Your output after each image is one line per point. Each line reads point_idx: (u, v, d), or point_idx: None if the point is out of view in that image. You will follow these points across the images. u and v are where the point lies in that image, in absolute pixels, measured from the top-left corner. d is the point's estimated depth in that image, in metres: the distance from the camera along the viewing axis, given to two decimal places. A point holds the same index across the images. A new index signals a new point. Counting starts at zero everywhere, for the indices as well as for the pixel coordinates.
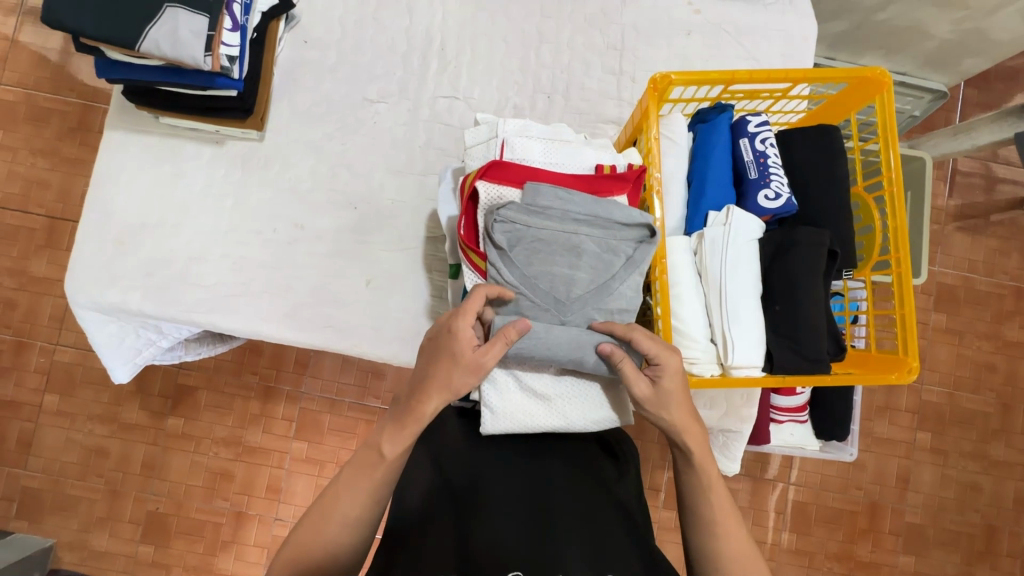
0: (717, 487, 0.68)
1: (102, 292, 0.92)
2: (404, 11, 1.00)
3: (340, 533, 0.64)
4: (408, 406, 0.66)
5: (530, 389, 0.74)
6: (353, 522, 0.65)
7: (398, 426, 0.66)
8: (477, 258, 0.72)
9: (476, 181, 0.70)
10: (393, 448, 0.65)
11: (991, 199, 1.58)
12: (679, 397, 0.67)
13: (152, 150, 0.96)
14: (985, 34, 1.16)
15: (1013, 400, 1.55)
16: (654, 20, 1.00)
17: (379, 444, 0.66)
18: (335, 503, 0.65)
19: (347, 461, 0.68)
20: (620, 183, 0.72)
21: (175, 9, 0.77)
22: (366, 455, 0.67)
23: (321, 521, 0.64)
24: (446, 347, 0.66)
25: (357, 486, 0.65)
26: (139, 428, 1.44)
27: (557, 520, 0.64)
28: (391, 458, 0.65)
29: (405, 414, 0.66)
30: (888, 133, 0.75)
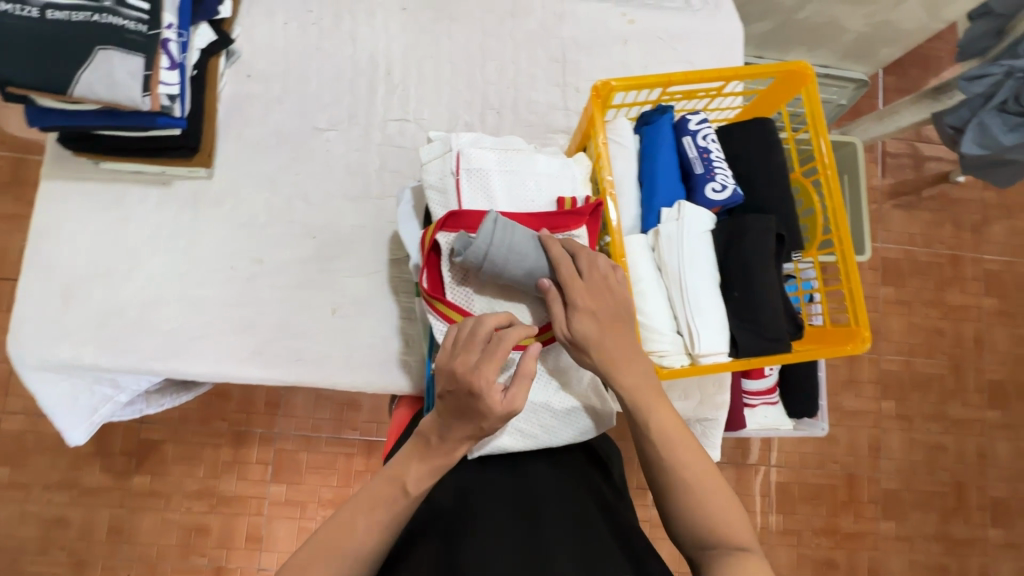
0: (677, 439, 0.68)
1: (51, 349, 0.87)
2: (347, 38, 1.00)
3: (350, 561, 0.62)
4: (437, 447, 0.65)
5: (512, 426, 0.72)
6: (362, 556, 0.62)
7: (425, 461, 0.65)
8: (445, 306, 0.71)
9: (435, 233, 0.70)
10: (419, 487, 0.64)
11: (920, 175, 1.69)
12: (602, 326, 0.68)
13: (94, 197, 0.92)
14: (896, 24, 1.26)
15: (963, 360, 1.64)
16: (591, 32, 1.04)
17: (405, 483, 0.64)
18: (348, 532, 0.62)
19: (365, 487, 0.65)
20: (575, 217, 0.73)
21: (108, 50, 0.74)
22: (387, 486, 0.65)
23: (327, 548, 0.62)
24: (471, 403, 0.62)
25: (373, 520, 0.63)
26: (102, 492, 1.36)
27: (546, 522, 0.65)
28: (414, 495, 0.64)
29: (430, 453, 0.65)
30: (817, 122, 0.80)
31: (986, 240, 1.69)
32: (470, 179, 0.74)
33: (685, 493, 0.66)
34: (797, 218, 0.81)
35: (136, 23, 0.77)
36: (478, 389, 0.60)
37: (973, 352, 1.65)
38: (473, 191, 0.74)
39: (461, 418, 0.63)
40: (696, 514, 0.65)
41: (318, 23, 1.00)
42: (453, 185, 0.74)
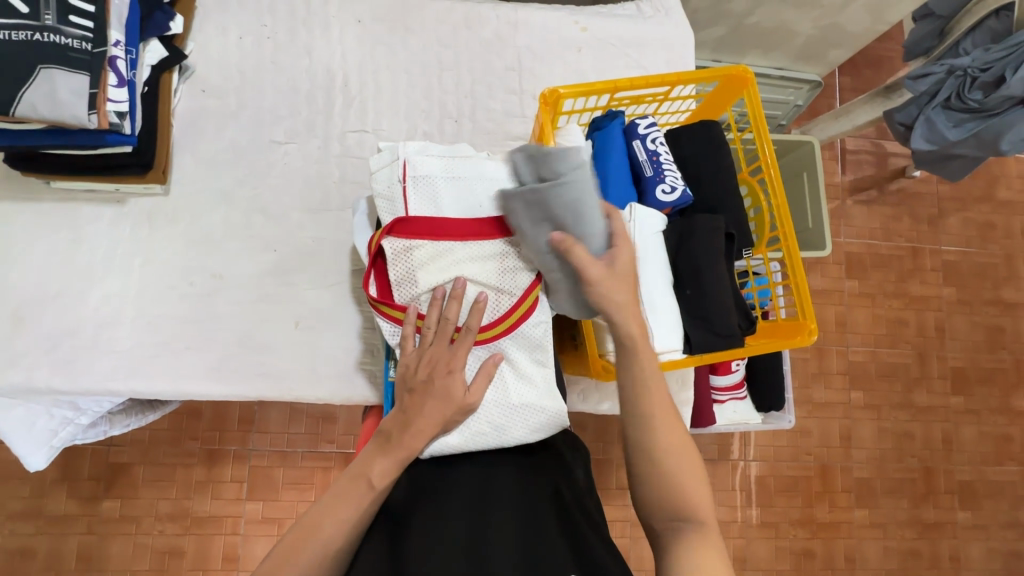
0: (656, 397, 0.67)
1: (3, 374, 0.85)
2: (303, 51, 1.01)
3: (321, 559, 0.63)
4: (397, 441, 0.68)
5: (464, 426, 0.73)
6: (333, 554, 0.64)
7: (388, 454, 0.68)
8: (390, 310, 0.73)
9: (380, 239, 0.72)
10: (384, 479, 0.67)
11: (877, 172, 1.75)
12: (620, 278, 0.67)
13: (46, 217, 0.91)
14: (841, 27, 1.30)
15: (925, 349, 1.69)
16: (546, 40, 1.06)
17: (370, 479, 0.66)
18: (317, 532, 0.64)
19: (331, 488, 0.67)
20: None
21: (51, 69, 0.74)
22: (352, 484, 0.66)
23: (298, 549, 0.63)
24: (437, 389, 0.70)
25: (340, 518, 0.64)
26: (70, 518, 1.33)
27: (493, 531, 0.66)
28: (379, 487, 0.66)
29: (393, 445, 0.68)
30: (760, 125, 0.82)
31: (942, 232, 1.75)
32: (417, 187, 0.75)
33: (649, 453, 0.66)
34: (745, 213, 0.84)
35: (80, 41, 0.76)
36: (449, 378, 0.70)
37: (935, 341, 1.70)
38: (420, 199, 0.74)
39: (429, 407, 0.69)
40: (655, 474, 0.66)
41: (273, 36, 1.00)
42: (399, 193, 0.75)
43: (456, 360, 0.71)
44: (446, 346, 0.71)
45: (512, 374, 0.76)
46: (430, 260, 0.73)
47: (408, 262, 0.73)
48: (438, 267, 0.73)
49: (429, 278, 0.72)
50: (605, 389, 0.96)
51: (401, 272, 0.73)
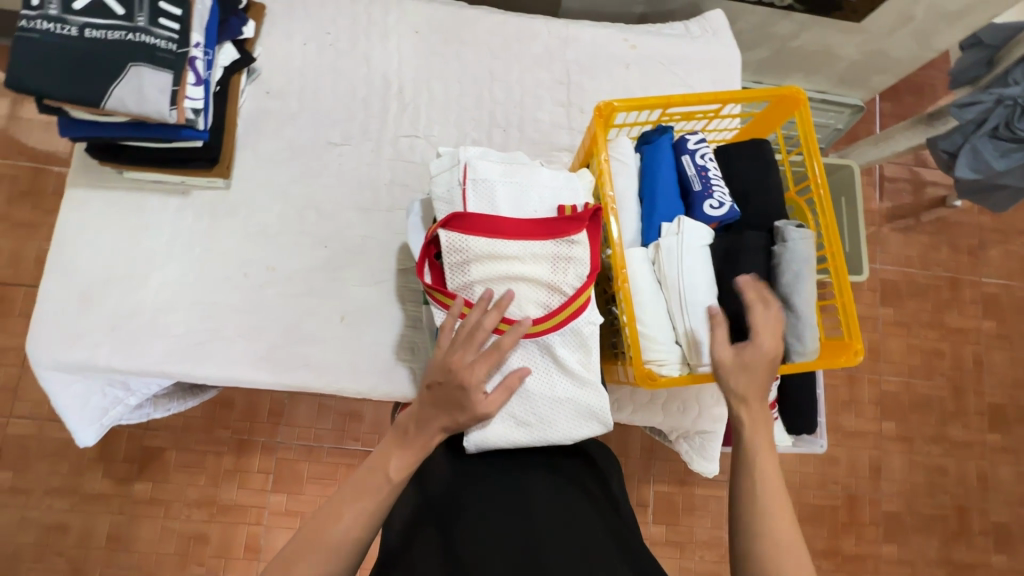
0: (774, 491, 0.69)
1: (66, 351, 0.90)
2: (362, 59, 1.05)
3: (340, 547, 0.64)
4: (411, 433, 0.71)
5: (510, 415, 0.74)
6: (354, 541, 0.65)
7: (405, 449, 0.70)
8: (442, 295, 0.75)
9: (436, 230, 0.74)
10: (400, 470, 0.69)
11: (916, 199, 1.73)
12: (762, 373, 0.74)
13: (115, 205, 0.96)
14: (887, 53, 1.31)
15: (962, 382, 1.65)
16: (595, 56, 1.09)
17: (387, 468, 0.69)
18: (336, 520, 0.65)
19: (349, 481, 0.69)
20: (576, 223, 0.75)
21: (140, 67, 0.79)
22: (369, 476, 0.68)
23: (320, 533, 0.64)
24: (454, 392, 0.70)
25: (360, 505, 0.66)
26: (103, 498, 1.37)
27: (539, 525, 0.67)
28: (396, 478, 0.68)
29: (412, 439, 0.70)
30: (810, 145, 0.83)
31: (983, 263, 1.71)
32: (476, 189, 0.77)
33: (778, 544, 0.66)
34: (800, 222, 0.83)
35: (167, 41, 0.82)
36: (467, 383, 0.69)
37: (972, 374, 1.66)
38: (478, 200, 0.76)
39: (444, 410, 0.71)
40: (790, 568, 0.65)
41: (335, 44, 1.05)
42: (459, 195, 0.77)
43: (478, 370, 0.70)
44: (473, 353, 0.71)
45: (557, 370, 0.76)
46: (483, 252, 0.74)
47: (461, 254, 0.74)
48: (490, 260, 0.75)
49: (481, 270, 0.75)
50: (639, 400, 0.97)
51: (454, 263, 0.75)
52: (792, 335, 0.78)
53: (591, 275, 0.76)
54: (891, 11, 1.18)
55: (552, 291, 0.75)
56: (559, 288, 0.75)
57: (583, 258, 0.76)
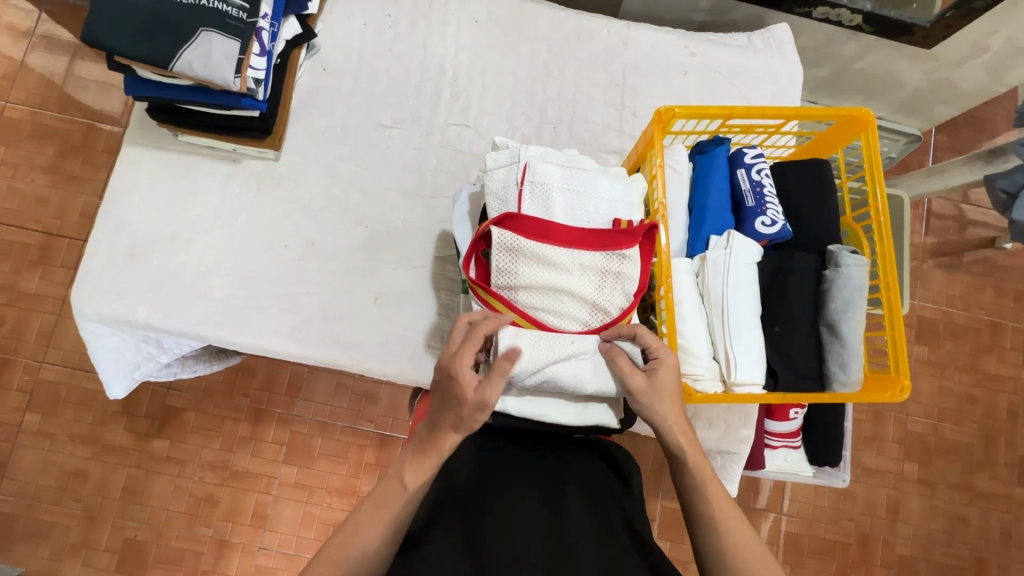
0: (732, 521, 0.68)
1: (109, 304, 0.92)
2: (419, 44, 1.06)
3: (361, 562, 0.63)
4: (427, 439, 0.67)
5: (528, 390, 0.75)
6: (374, 556, 0.64)
7: (419, 457, 0.66)
8: (486, 294, 0.74)
9: (490, 226, 0.72)
10: (415, 481, 0.65)
11: (964, 238, 1.66)
12: (672, 395, 0.69)
13: (168, 166, 0.98)
14: (954, 84, 1.26)
15: (994, 431, 1.59)
16: (653, 60, 1.08)
17: (401, 476, 0.66)
18: (354, 536, 0.63)
19: (368, 494, 0.67)
20: (629, 238, 0.74)
21: (210, 33, 0.81)
22: (387, 488, 0.66)
23: (343, 545, 0.63)
24: (449, 390, 0.65)
25: (378, 517, 0.64)
26: (122, 450, 1.40)
27: (574, 538, 0.66)
28: (411, 488, 0.65)
29: (425, 446, 0.67)
30: (874, 169, 0.80)
31: None
32: (533, 191, 0.76)
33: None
34: (854, 248, 0.81)
35: (237, 10, 0.83)
36: (455, 371, 0.65)
37: (1005, 424, 1.59)
38: (534, 203, 0.76)
39: (444, 411, 0.66)
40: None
41: (394, 27, 1.06)
42: (514, 196, 0.76)
43: (465, 358, 0.65)
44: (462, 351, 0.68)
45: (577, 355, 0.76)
46: (533, 255, 0.73)
47: (510, 254, 0.73)
48: (539, 265, 0.73)
49: (529, 274, 0.73)
50: None
51: (502, 262, 0.73)
52: (835, 364, 0.77)
53: (638, 293, 0.75)
54: (966, 40, 1.13)
55: (596, 308, 0.74)
56: (603, 306, 0.74)
57: (631, 275, 0.75)
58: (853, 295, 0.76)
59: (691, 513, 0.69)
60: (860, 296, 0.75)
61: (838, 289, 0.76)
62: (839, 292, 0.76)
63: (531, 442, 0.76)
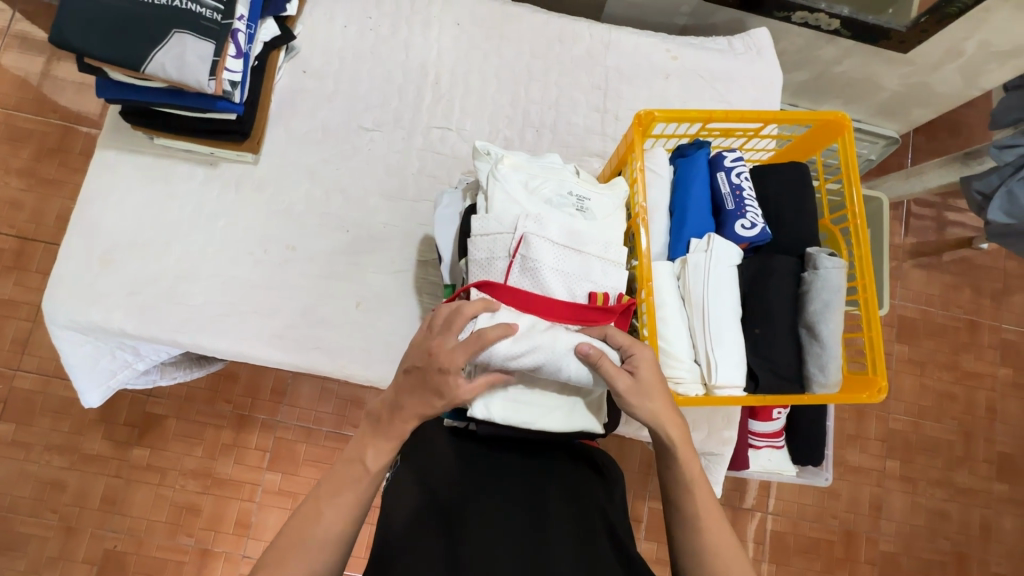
0: (714, 524, 0.68)
1: (83, 311, 0.90)
2: (401, 46, 1.05)
3: (324, 545, 0.62)
4: (388, 420, 0.67)
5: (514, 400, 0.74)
6: (336, 539, 0.63)
7: (380, 439, 0.66)
8: None
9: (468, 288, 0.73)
10: (376, 463, 0.66)
11: (943, 238, 1.69)
12: (657, 390, 0.69)
13: (144, 169, 0.96)
14: (931, 88, 1.28)
15: (973, 428, 1.62)
16: (636, 63, 1.08)
17: (363, 458, 0.66)
18: (317, 517, 0.63)
19: (324, 478, 0.66)
20: (607, 314, 0.73)
21: (184, 34, 0.79)
22: (348, 470, 0.66)
23: (304, 531, 0.62)
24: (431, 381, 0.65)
25: (341, 499, 0.64)
26: (101, 460, 1.37)
27: (554, 545, 0.67)
28: (373, 470, 0.65)
29: (386, 428, 0.66)
30: (851, 172, 0.81)
31: (1005, 309, 1.68)
32: (522, 266, 0.73)
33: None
34: (832, 250, 0.82)
35: (212, 12, 0.82)
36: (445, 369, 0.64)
37: (984, 421, 1.62)
38: (521, 277, 0.73)
39: (421, 393, 0.65)
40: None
41: (376, 28, 1.05)
42: (502, 266, 0.73)
43: (455, 355, 0.64)
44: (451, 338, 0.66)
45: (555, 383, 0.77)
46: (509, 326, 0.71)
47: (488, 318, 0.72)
48: None
49: None
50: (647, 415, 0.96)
51: None
52: (814, 365, 0.77)
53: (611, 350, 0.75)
54: (940, 45, 1.15)
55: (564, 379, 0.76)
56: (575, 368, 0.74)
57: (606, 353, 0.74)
58: (832, 293, 0.76)
59: (676, 515, 0.69)
60: (840, 294, 0.76)
61: (816, 287, 0.77)
62: (817, 290, 0.77)
63: (515, 448, 0.76)
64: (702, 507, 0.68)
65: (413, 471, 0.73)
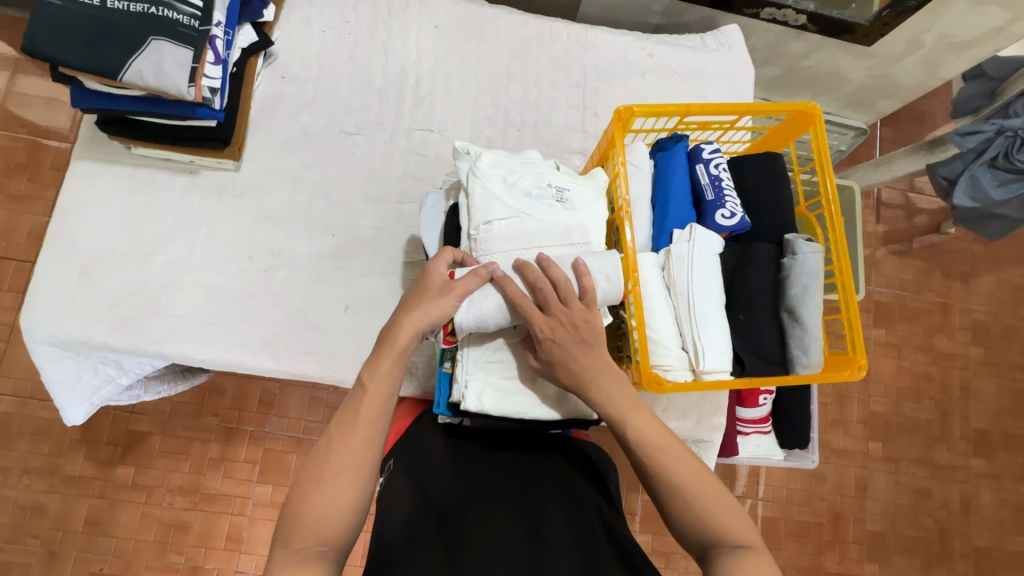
0: (704, 493, 0.65)
1: (63, 326, 0.88)
2: (380, 50, 1.05)
3: (344, 473, 0.62)
4: (384, 336, 0.68)
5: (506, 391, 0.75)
6: (357, 462, 0.62)
7: (378, 359, 0.67)
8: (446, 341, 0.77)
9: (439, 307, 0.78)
10: (378, 378, 0.66)
11: (913, 225, 1.75)
12: (570, 356, 0.69)
13: (122, 180, 0.95)
14: (895, 79, 1.33)
15: (949, 407, 1.67)
16: (612, 62, 1.10)
17: (363, 377, 0.66)
18: (332, 446, 0.63)
19: (338, 413, 0.66)
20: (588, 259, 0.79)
21: (160, 41, 0.78)
22: (354, 396, 0.66)
23: (321, 468, 0.62)
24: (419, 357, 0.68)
25: (353, 421, 0.64)
26: (84, 481, 1.34)
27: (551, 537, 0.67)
28: (376, 384, 0.66)
29: (383, 351, 0.67)
30: (823, 161, 0.84)
31: (974, 291, 1.74)
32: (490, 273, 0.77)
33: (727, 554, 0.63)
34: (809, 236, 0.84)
35: (189, 18, 0.81)
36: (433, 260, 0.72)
37: (959, 400, 1.68)
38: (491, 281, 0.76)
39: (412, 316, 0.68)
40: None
41: (354, 33, 1.05)
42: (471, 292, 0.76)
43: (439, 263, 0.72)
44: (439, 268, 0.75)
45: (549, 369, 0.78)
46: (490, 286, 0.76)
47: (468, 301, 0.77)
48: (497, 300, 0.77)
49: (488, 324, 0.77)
50: None
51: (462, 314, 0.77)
52: (797, 347, 0.80)
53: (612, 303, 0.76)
54: (901, 38, 1.20)
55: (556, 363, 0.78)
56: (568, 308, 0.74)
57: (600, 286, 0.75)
58: (809, 277, 0.79)
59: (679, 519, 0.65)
60: (818, 276, 0.79)
61: (795, 272, 0.79)
62: (795, 274, 0.79)
63: (508, 446, 0.78)
64: (678, 470, 0.66)
65: (408, 475, 0.74)
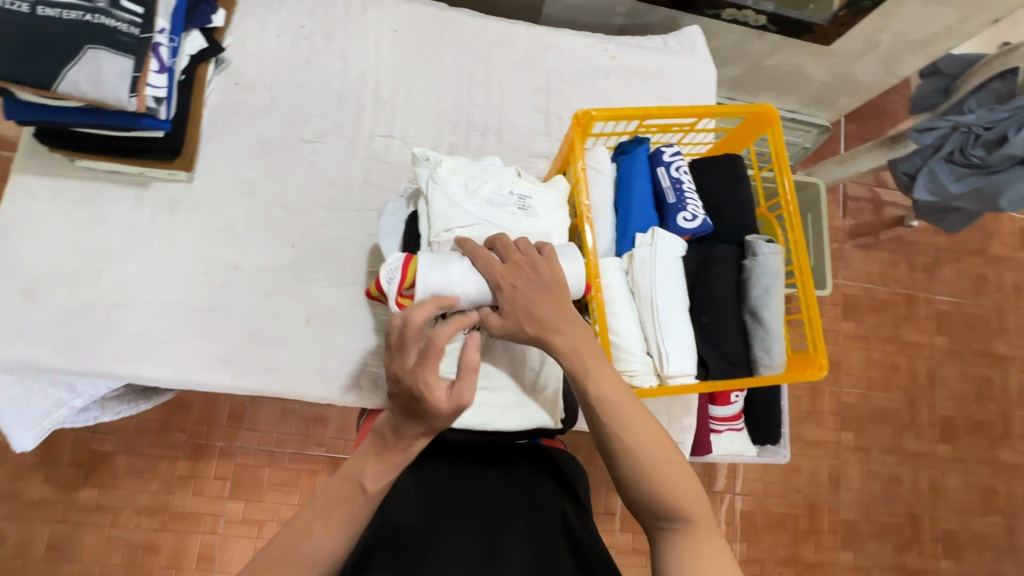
0: (676, 479, 0.64)
1: (7, 349, 0.84)
2: (338, 55, 1.03)
3: (310, 565, 0.61)
4: (388, 441, 0.64)
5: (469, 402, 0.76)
6: (326, 557, 0.61)
7: (379, 457, 0.64)
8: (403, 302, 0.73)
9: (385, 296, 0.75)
10: (375, 486, 0.63)
11: (878, 218, 1.79)
12: (534, 303, 0.68)
13: (69, 194, 0.91)
14: (853, 77, 1.35)
15: (916, 395, 1.71)
16: (575, 64, 1.10)
17: (362, 480, 0.63)
18: (310, 533, 0.61)
19: (322, 490, 0.64)
20: None
21: (98, 49, 0.75)
22: (344, 489, 0.63)
23: (290, 548, 0.60)
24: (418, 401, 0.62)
25: (336, 519, 0.62)
26: (45, 505, 1.29)
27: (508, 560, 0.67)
28: (371, 491, 0.63)
29: (385, 450, 0.64)
30: (781, 162, 0.85)
31: (937, 281, 1.78)
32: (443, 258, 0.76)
33: (679, 525, 0.63)
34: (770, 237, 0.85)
35: (129, 25, 0.78)
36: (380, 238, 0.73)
37: (925, 388, 1.72)
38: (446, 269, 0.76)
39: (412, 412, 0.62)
40: (696, 552, 0.62)
41: (310, 38, 1.02)
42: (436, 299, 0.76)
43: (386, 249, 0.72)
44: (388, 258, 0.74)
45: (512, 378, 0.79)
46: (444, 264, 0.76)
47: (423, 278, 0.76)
48: None
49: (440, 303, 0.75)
50: None
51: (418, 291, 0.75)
52: (760, 348, 0.80)
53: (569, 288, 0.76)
54: (858, 37, 1.22)
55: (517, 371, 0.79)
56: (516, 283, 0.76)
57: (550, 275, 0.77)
58: (771, 279, 0.79)
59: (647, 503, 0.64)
60: (780, 278, 0.80)
61: (757, 274, 0.80)
62: (757, 275, 0.80)
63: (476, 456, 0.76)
64: (643, 440, 0.64)
65: None
